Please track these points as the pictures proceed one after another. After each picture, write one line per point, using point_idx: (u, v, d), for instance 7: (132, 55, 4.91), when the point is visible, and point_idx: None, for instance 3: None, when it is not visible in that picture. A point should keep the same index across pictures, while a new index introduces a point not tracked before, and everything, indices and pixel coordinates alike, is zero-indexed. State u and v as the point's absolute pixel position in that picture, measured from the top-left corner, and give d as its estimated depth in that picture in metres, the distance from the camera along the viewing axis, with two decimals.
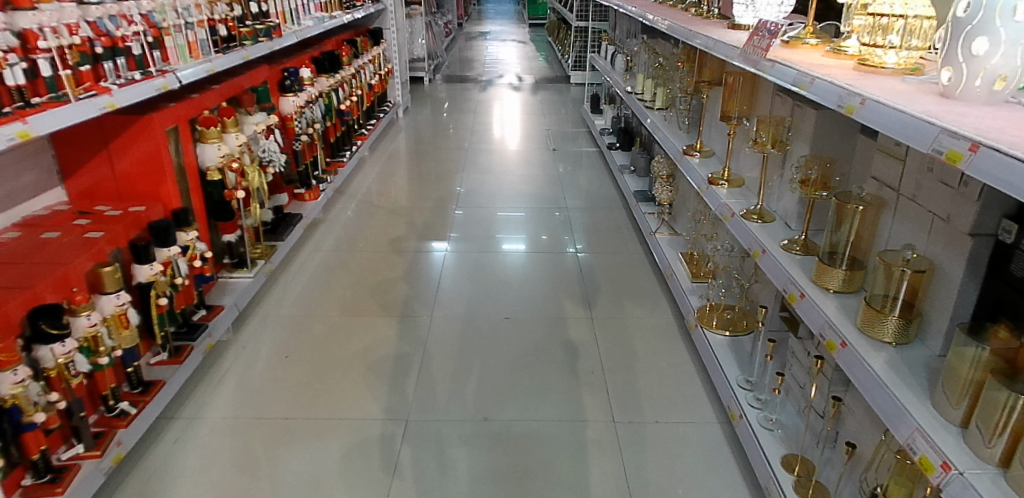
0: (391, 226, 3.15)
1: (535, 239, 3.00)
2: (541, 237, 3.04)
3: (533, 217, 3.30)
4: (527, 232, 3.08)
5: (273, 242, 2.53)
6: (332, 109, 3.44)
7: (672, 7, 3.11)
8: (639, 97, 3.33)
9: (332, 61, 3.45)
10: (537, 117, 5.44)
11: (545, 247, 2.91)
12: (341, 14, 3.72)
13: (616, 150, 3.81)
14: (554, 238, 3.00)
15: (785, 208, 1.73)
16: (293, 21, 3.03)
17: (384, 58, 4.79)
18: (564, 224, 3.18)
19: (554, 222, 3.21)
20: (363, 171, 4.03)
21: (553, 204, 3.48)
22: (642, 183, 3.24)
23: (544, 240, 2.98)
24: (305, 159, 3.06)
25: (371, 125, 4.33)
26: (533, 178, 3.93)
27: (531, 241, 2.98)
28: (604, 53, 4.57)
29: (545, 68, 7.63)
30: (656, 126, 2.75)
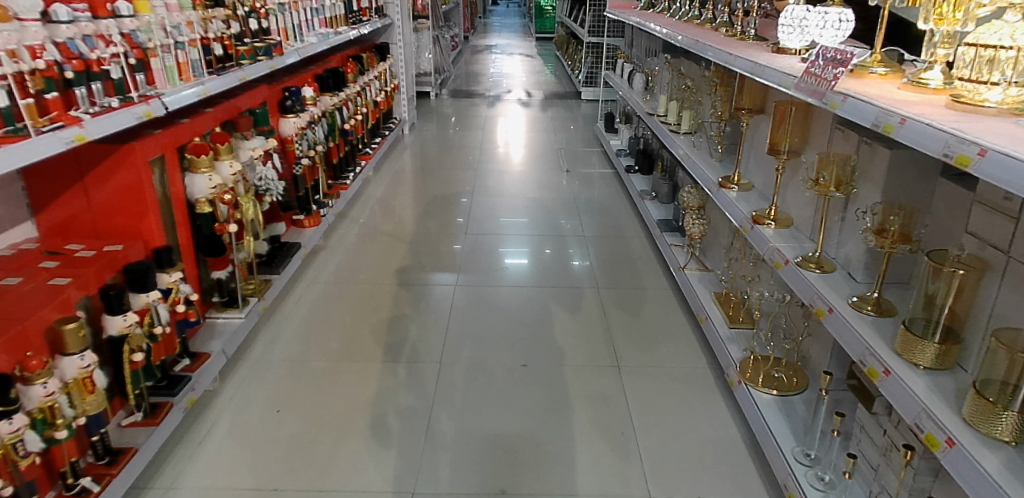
0: (395, 253, 2.93)
1: (538, 254, 2.97)
2: (546, 251, 3.01)
3: (548, 245, 3.08)
4: (529, 246, 3.06)
5: (268, 275, 2.32)
6: (336, 130, 3.25)
7: (700, 26, 2.93)
8: (662, 120, 3.13)
9: (336, 79, 3.27)
10: (547, 134, 5.25)
11: (548, 262, 2.88)
12: (347, 30, 3.55)
13: (635, 173, 3.61)
14: (557, 252, 2.98)
15: (849, 257, 1.52)
16: (296, 37, 2.85)
17: (391, 74, 4.62)
18: (564, 238, 3.17)
19: (557, 237, 3.19)
20: (366, 192, 3.83)
21: (552, 217, 3.45)
22: (665, 212, 3.03)
23: (546, 254, 2.95)
24: (306, 183, 2.86)
25: (377, 143, 4.14)
26: (543, 200, 3.73)
27: (533, 255, 2.95)
28: (620, 70, 4.38)
29: (554, 84, 7.47)
30: (685, 153, 2.55)
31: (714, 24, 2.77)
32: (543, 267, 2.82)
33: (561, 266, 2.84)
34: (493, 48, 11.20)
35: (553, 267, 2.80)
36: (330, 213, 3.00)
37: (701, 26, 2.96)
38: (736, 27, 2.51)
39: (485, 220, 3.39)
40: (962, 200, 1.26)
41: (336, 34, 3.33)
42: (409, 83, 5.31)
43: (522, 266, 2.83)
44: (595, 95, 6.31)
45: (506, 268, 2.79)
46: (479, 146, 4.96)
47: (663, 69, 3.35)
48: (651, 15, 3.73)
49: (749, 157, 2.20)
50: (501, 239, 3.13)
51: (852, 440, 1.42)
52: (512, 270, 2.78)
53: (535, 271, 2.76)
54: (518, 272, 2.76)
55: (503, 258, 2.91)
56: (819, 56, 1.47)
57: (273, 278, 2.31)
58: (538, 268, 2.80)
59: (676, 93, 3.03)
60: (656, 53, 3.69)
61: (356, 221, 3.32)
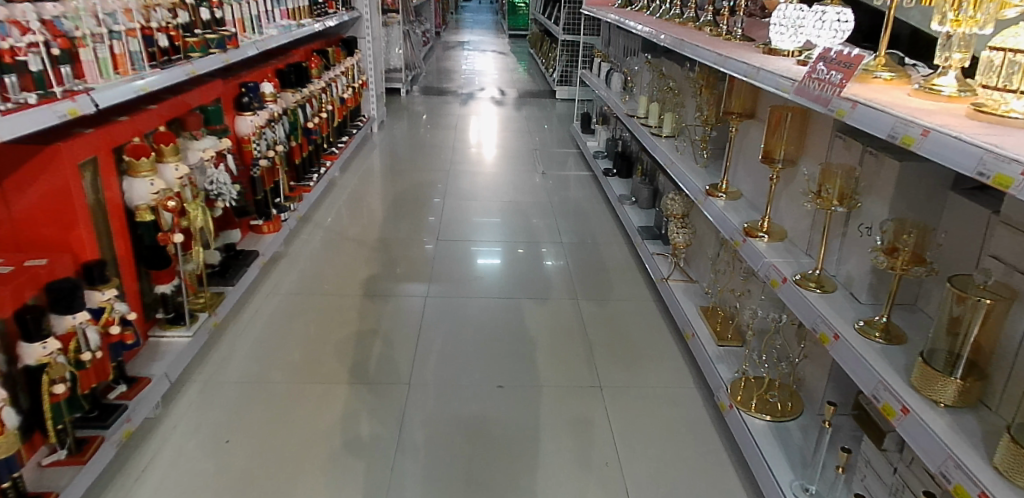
0: (362, 260, 2.75)
1: (510, 252, 2.94)
2: (517, 250, 2.97)
3: (524, 252, 2.94)
4: (501, 244, 3.02)
5: (221, 288, 2.12)
6: (299, 128, 3.05)
7: (683, 25, 2.82)
8: (642, 122, 3.02)
9: (299, 74, 3.07)
10: (522, 134, 5.11)
11: (521, 261, 2.85)
12: (311, 22, 3.34)
13: (613, 176, 3.50)
14: (530, 252, 2.95)
15: (852, 276, 1.42)
16: (255, 29, 2.64)
17: (359, 70, 4.42)
18: (536, 234, 3.15)
19: (528, 235, 3.15)
20: (332, 194, 3.63)
21: (524, 215, 3.41)
22: (645, 218, 2.92)
23: (519, 253, 2.92)
24: (265, 185, 2.66)
25: (343, 142, 3.94)
26: (517, 203, 3.59)
27: (506, 254, 2.91)
28: (597, 69, 4.26)
29: (528, 82, 7.33)
30: (669, 158, 2.43)
31: (698, 24, 2.66)
32: (516, 270, 2.75)
33: (534, 266, 2.80)
34: (465, 45, 11.00)
35: (524, 265, 2.78)
36: (291, 218, 2.80)
37: (683, 25, 2.85)
38: (722, 27, 2.40)
39: (458, 224, 3.24)
40: (979, 218, 1.17)
41: (299, 26, 3.13)
42: (378, 79, 5.11)
43: (493, 265, 2.79)
44: (570, 94, 6.19)
45: (477, 268, 2.75)
46: (451, 145, 4.78)
47: (644, 69, 3.24)
48: (629, 13, 3.62)
49: (738, 164, 2.09)
50: (474, 237, 3.09)
51: (857, 476, 1.31)
52: (485, 269, 2.74)
53: (506, 271, 2.73)
54: (489, 271, 2.72)
55: (475, 258, 2.86)
56: (824, 58, 1.35)
57: (227, 289, 2.11)
58: (511, 268, 2.76)
59: (658, 94, 2.92)
60: (635, 53, 3.58)
61: (319, 225, 3.12)
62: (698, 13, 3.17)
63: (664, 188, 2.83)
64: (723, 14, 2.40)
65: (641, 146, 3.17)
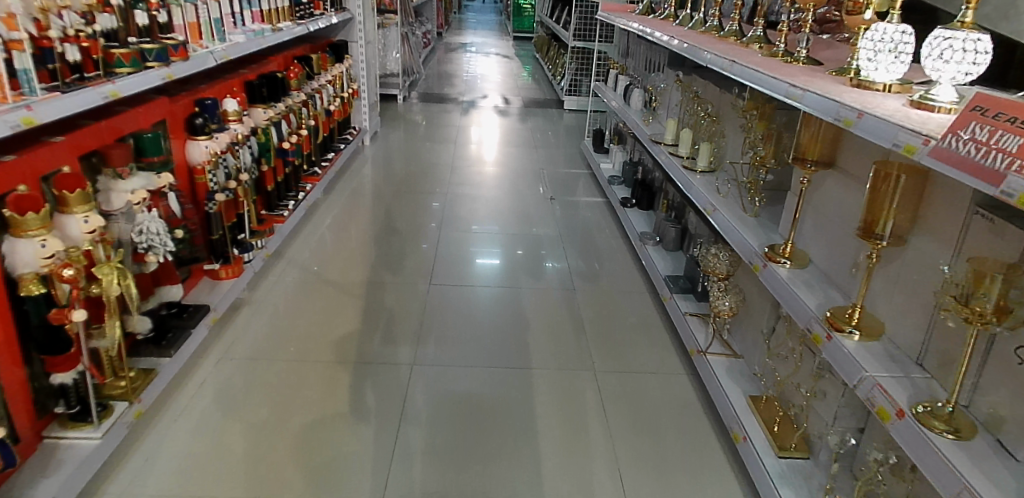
0: (337, 309, 2.31)
1: (509, 253, 2.90)
2: (517, 252, 2.93)
3: (525, 276, 2.67)
4: (501, 245, 2.98)
5: (154, 361, 1.68)
6: (272, 150, 2.61)
7: (724, 41, 2.39)
8: (671, 149, 2.60)
9: (272, 88, 2.63)
10: (527, 149, 4.68)
11: (521, 262, 2.80)
12: (291, 26, 2.91)
13: (632, 207, 3.08)
14: (530, 252, 2.91)
15: (1012, 416, 1.00)
16: (217, 35, 2.20)
17: (349, 77, 3.98)
18: (539, 239, 3.07)
19: (530, 237, 3.11)
20: (312, 220, 3.19)
21: (527, 222, 3.30)
22: (673, 267, 2.48)
23: (519, 254, 2.87)
24: (227, 221, 2.23)
25: (329, 160, 3.50)
26: (514, 226, 3.24)
27: (505, 255, 2.86)
28: (613, 83, 3.84)
29: (533, 90, 6.90)
30: (710, 204, 2.00)
31: (745, 40, 2.23)
32: (513, 275, 2.67)
33: (535, 267, 2.75)
34: (467, 47, 10.53)
35: (524, 267, 2.74)
36: (257, 258, 2.35)
37: (724, 40, 2.42)
38: (781, 46, 1.97)
39: (453, 261, 2.79)
40: None
41: (276, 31, 2.70)
42: (371, 86, 4.66)
43: (493, 266, 2.75)
44: (579, 105, 5.77)
45: (476, 268, 2.71)
46: (450, 162, 4.31)
47: (674, 89, 2.81)
48: (655, 23, 3.18)
49: (807, 221, 1.66)
50: (474, 238, 3.05)
51: None
52: (484, 268, 2.71)
53: (504, 272, 2.68)
54: (488, 271, 2.69)
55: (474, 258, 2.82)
56: (988, 109, 0.90)
57: (162, 362, 1.68)
58: (509, 268, 2.72)
59: (693, 120, 2.50)
60: (660, 68, 3.14)
61: (291, 261, 2.67)
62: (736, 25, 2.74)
63: (699, 233, 2.40)
64: (782, 30, 1.97)
65: (669, 177, 2.75)
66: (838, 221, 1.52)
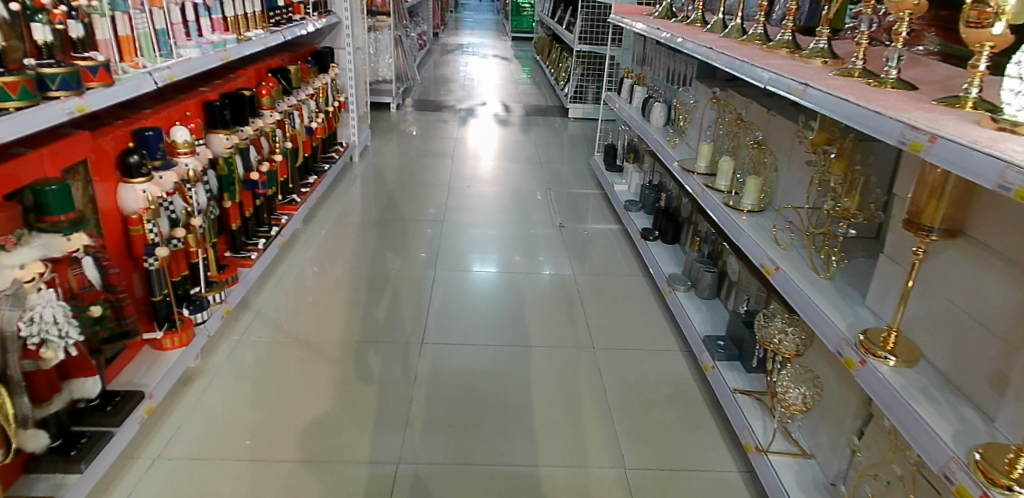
0: (308, 382, 1.90)
1: (506, 259, 2.83)
2: (515, 257, 2.86)
3: (522, 282, 2.60)
4: (497, 252, 2.90)
5: (57, 480, 1.29)
6: (237, 183, 2.20)
7: (773, 54, 1.98)
8: (706, 180, 2.21)
9: (237, 108, 2.21)
10: (532, 163, 4.28)
11: (518, 268, 2.73)
12: (262, 34, 2.50)
13: (655, 240, 2.69)
14: (528, 259, 2.83)
15: None
16: (162, 49, 1.78)
17: (335, 89, 3.57)
18: (534, 243, 3.01)
19: (527, 242, 3.03)
20: (288, 255, 2.77)
21: (525, 225, 3.24)
22: (712, 324, 2.08)
23: (517, 261, 2.80)
24: (174, 276, 1.82)
25: (310, 184, 3.08)
26: (511, 231, 3.16)
27: (502, 261, 2.80)
28: (629, 94, 3.43)
29: (534, 95, 6.49)
30: (770, 261, 1.61)
31: (804, 54, 1.82)
32: (510, 282, 2.60)
33: (532, 273, 2.69)
34: (464, 48, 10.12)
35: (521, 274, 2.66)
36: (214, 317, 1.95)
37: (773, 52, 2.01)
38: (860, 64, 1.57)
39: (450, 310, 2.36)
40: None
41: (241, 42, 2.28)
42: (361, 97, 4.25)
43: (489, 273, 2.68)
44: (585, 113, 5.37)
45: (473, 277, 2.63)
46: (446, 183, 3.83)
47: (708, 108, 2.40)
48: (681, 29, 2.77)
49: (917, 299, 1.26)
50: (471, 243, 2.99)
51: None
52: (480, 279, 2.61)
53: (501, 278, 2.61)
54: (485, 278, 2.62)
55: (469, 266, 2.74)
56: None
57: (68, 481, 1.28)
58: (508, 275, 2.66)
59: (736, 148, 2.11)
60: (688, 80, 2.73)
61: (257, 314, 2.25)
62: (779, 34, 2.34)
63: (748, 285, 2.00)
64: (860, 44, 1.56)
65: (703, 210, 2.37)
66: (973, 310, 1.11)
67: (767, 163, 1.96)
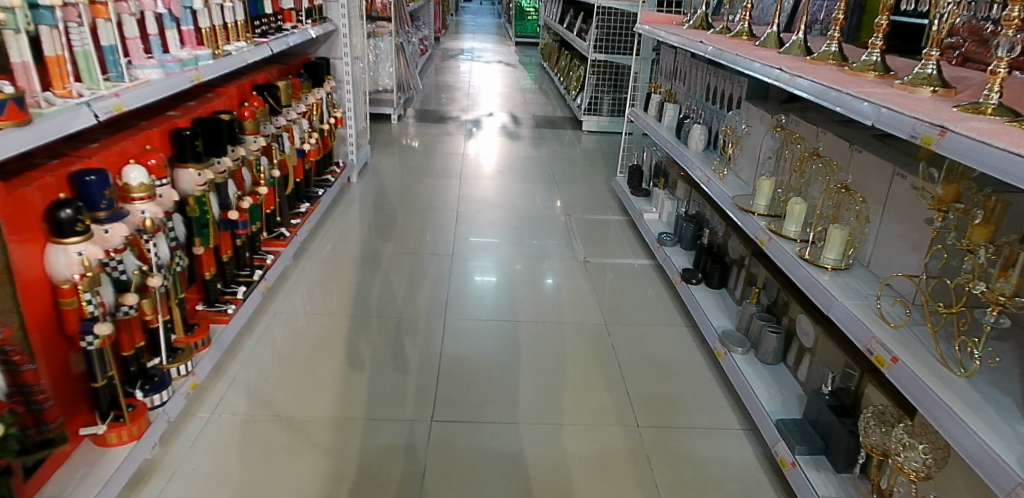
0: (291, 479, 1.54)
1: (507, 268, 2.76)
2: (516, 265, 2.80)
3: (523, 294, 2.54)
4: (498, 260, 2.84)
5: None
6: (211, 226, 1.84)
7: (860, 77, 1.63)
8: (772, 223, 1.87)
9: (212, 137, 1.85)
10: (545, 183, 3.93)
11: (518, 278, 2.67)
12: (244, 47, 2.15)
13: (699, 284, 2.34)
14: (530, 267, 2.77)
15: None
16: (112, 71, 1.43)
17: (331, 104, 3.21)
18: (540, 252, 2.93)
19: (531, 250, 2.97)
20: (276, 298, 2.41)
21: (528, 232, 3.16)
22: (781, 401, 1.73)
23: (518, 269, 2.74)
24: (126, 351, 1.47)
25: (302, 213, 2.72)
26: (510, 237, 3.11)
27: (502, 270, 2.73)
28: (659, 111, 3.08)
29: (543, 104, 6.14)
30: (882, 347, 1.26)
31: (906, 79, 1.48)
32: (512, 299, 2.49)
33: (534, 283, 2.63)
34: (466, 54, 9.76)
35: (522, 285, 2.60)
36: (177, 396, 1.58)
37: (857, 75, 1.66)
38: (996, 99, 1.22)
39: (463, 372, 2.00)
40: None
41: (219, 58, 1.92)
42: (360, 111, 3.90)
43: (488, 282, 2.63)
44: (599, 126, 5.02)
45: (473, 287, 2.58)
46: (453, 207, 3.46)
47: (767, 136, 2.05)
48: (727, 42, 2.41)
49: None
50: (468, 251, 2.92)
51: None
52: (481, 287, 2.58)
53: (514, 309, 2.39)
54: (501, 319, 2.32)
55: (471, 274, 2.70)
56: None
57: None
58: (508, 286, 2.59)
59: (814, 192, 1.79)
60: (734, 101, 2.39)
61: (234, 381, 1.88)
62: (858, 55, 1.98)
63: (829, 358, 1.65)
64: (1000, 75, 1.21)
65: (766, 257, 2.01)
66: None
67: (859, 213, 1.62)
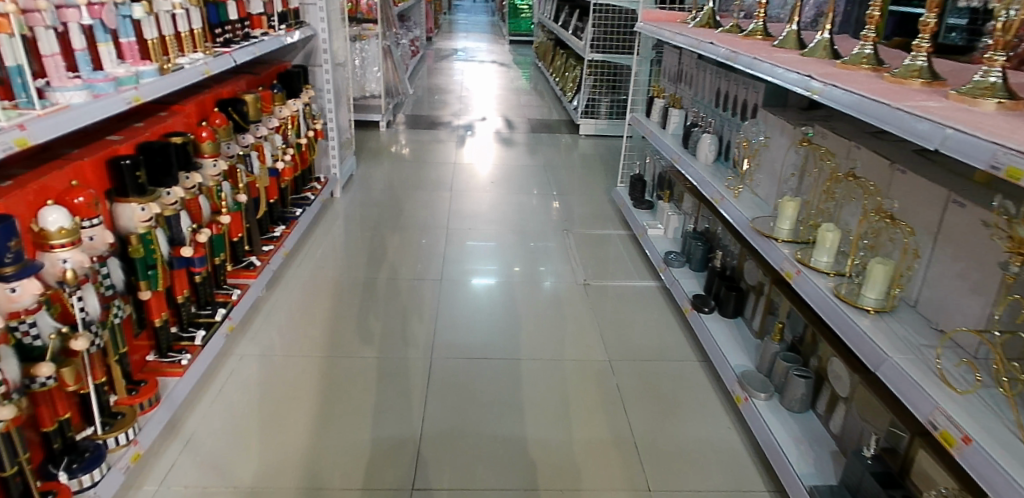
0: None
1: (505, 269, 2.74)
2: (514, 268, 2.77)
3: (523, 298, 2.51)
4: (496, 261, 2.82)
5: None
6: (159, 267, 1.61)
7: (903, 85, 1.40)
8: (801, 251, 1.64)
9: (160, 166, 1.61)
10: (542, 193, 3.70)
11: (517, 280, 2.65)
12: (201, 59, 1.90)
13: (712, 312, 2.12)
14: (528, 269, 2.75)
15: None
16: (22, 95, 1.20)
17: (309, 115, 2.98)
18: (538, 254, 2.91)
19: (528, 251, 2.95)
20: (243, 334, 2.18)
21: (522, 234, 3.13)
22: (813, 460, 1.51)
23: (517, 271, 2.73)
24: (47, 424, 1.25)
25: (276, 238, 2.50)
26: (506, 236, 3.10)
27: (501, 272, 2.71)
28: (663, 117, 2.84)
29: (539, 106, 5.91)
30: (948, 421, 1.03)
31: (963, 89, 1.23)
32: (513, 312, 2.40)
33: (533, 285, 2.62)
34: (459, 54, 9.53)
35: (521, 287, 2.58)
36: (117, 471, 1.35)
37: (900, 82, 1.42)
38: None
39: (453, 425, 1.78)
40: None
41: (168, 74, 1.68)
42: (343, 120, 3.67)
43: (490, 285, 2.61)
44: (597, 130, 4.81)
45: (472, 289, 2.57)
46: (444, 223, 3.24)
47: (790, 150, 1.83)
48: (741, 43, 2.17)
49: None
50: (465, 253, 2.89)
51: None
52: (482, 289, 2.57)
53: (508, 344, 2.17)
54: (494, 357, 2.10)
55: (470, 277, 2.67)
56: None
57: None
58: (508, 290, 2.56)
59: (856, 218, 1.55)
60: (749, 110, 2.16)
61: (188, 444, 1.66)
62: (895, 60, 1.75)
63: (870, 413, 1.43)
64: None
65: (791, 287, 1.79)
66: None
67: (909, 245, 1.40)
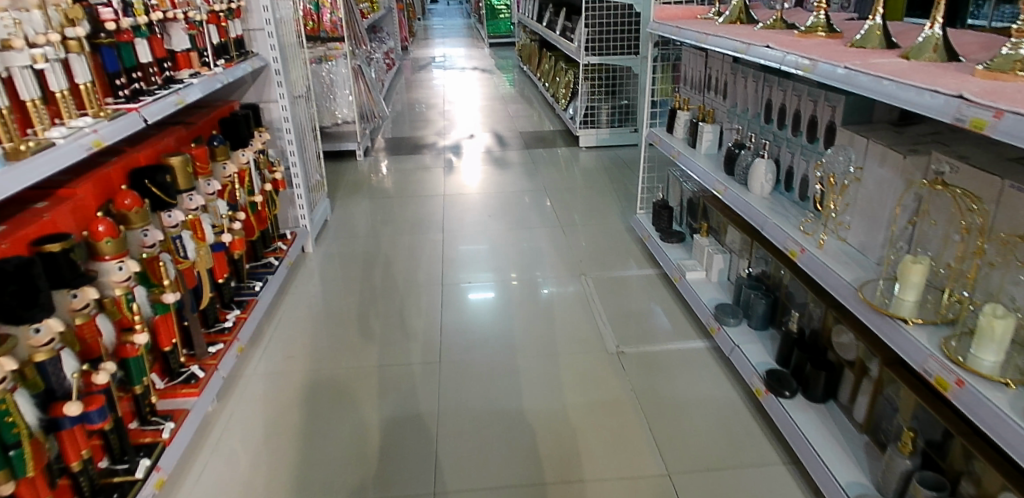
0: None
1: (502, 280, 2.64)
2: (511, 277, 2.67)
3: (540, 360, 2.08)
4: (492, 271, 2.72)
5: None
6: (24, 443, 1.09)
7: None
8: (949, 341, 1.14)
9: (16, 297, 1.08)
10: (549, 225, 3.20)
11: (516, 292, 2.54)
12: (87, 127, 1.37)
13: (797, 398, 1.63)
14: (525, 278, 2.65)
15: None
16: None
17: (264, 163, 2.46)
18: (533, 260, 2.82)
19: (526, 254, 2.88)
20: (190, 471, 1.67)
21: (520, 236, 3.07)
22: None
23: (513, 281, 2.62)
24: None
25: (229, 331, 1.98)
26: (502, 242, 3.02)
27: (498, 284, 2.61)
28: (692, 134, 2.34)
29: (530, 116, 5.39)
30: None
31: None
32: (534, 389, 1.94)
33: (530, 294, 2.52)
34: (438, 62, 8.99)
35: (520, 299, 2.47)
36: None
37: None
38: None
39: None
40: None
41: (22, 159, 1.16)
42: (310, 161, 3.15)
43: (488, 299, 2.49)
44: (598, 140, 4.32)
45: (474, 345, 2.19)
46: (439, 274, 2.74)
47: (909, 191, 1.33)
48: (804, 42, 1.66)
49: None
50: (458, 265, 2.81)
51: None
52: (477, 304, 2.46)
53: (532, 455, 1.66)
54: (516, 477, 1.59)
55: (465, 293, 2.56)
56: None
57: None
58: (505, 306, 2.44)
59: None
60: (820, 129, 1.67)
61: None
62: None
63: None
64: None
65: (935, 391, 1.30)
66: None
67: None
